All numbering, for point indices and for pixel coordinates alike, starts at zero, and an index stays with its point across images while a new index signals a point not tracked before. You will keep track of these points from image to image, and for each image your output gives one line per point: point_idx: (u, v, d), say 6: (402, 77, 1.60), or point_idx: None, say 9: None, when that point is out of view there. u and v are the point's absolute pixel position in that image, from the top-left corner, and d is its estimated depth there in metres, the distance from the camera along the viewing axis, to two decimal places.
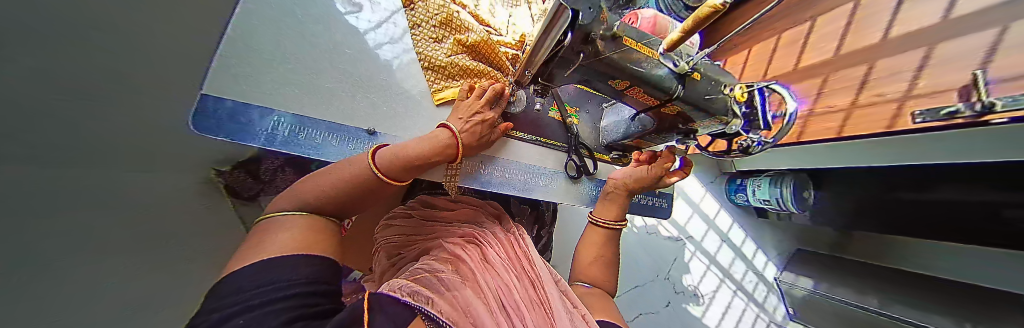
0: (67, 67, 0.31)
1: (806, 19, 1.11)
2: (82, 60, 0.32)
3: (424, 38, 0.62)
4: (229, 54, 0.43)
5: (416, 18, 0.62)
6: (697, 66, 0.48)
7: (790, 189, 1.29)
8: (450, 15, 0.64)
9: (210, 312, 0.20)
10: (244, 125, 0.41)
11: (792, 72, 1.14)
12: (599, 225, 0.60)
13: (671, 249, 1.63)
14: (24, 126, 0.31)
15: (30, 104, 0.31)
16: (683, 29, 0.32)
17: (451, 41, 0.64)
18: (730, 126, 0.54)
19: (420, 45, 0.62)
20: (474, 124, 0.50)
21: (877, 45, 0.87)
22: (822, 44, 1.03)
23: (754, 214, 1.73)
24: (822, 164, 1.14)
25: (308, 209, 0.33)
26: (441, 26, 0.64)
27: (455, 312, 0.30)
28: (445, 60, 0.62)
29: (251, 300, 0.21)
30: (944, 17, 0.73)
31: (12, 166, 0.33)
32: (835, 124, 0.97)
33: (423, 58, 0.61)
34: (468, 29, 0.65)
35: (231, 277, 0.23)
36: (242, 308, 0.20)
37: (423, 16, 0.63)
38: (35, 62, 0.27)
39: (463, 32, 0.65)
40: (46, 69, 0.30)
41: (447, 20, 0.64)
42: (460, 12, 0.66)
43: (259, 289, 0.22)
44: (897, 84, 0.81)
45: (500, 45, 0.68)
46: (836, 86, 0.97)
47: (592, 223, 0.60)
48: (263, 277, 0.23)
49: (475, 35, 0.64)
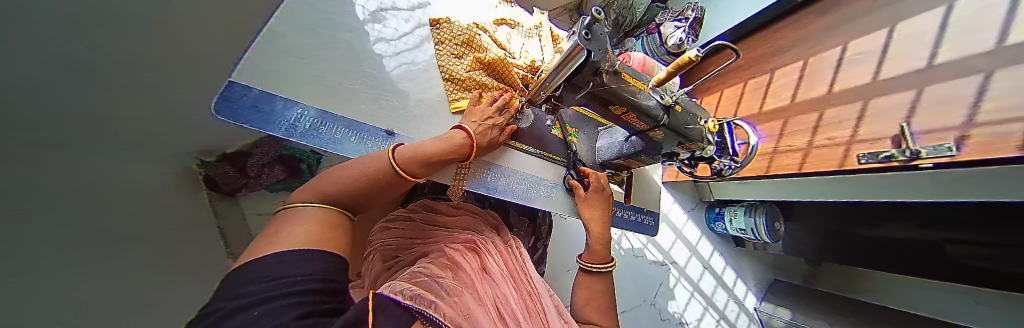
0: None
1: (767, 70, 1.28)
2: None
3: (446, 51, 0.68)
4: (262, 49, 0.46)
5: (440, 37, 0.69)
6: (678, 100, 0.56)
7: (761, 219, 1.39)
8: (472, 36, 0.71)
9: (223, 302, 0.19)
10: (268, 112, 0.43)
11: (758, 113, 1.27)
12: (594, 271, 0.59)
13: (657, 274, 1.65)
14: None
15: None
16: (668, 70, 0.38)
17: (470, 58, 0.70)
18: (704, 151, 0.61)
19: (442, 59, 0.67)
20: (487, 127, 0.55)
21: (824, 95, 1.02)
22: (780, 92, 1.19)
23: (733, 243, 1.80)
24: (790, 197, 1.26)
25: (325, 202, 0.34)
26: (462, 44, 0.71)
27: (454, 316, 0.30)
28: (464, 75, 0.67)
29: (263, 292, 0.20)
30: (874, 79, 0.90)
31: None
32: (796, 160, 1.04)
33: (444, 71, 0.66)
34: (487, 49, 0.72)
35: (249, 264, 0.23)
36: (256, 300, 0.19)
37: (447, 35, 0.70)
38: None
39: (482, 51, 0.71)
40: None
41: (468, 41, 0.71)
42: (481, 35, 0.74)
43: (272, 281, 0.22)
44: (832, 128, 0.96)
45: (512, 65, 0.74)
46: (795, 128, 1.09)
47: (585, 270, 0.60)
48: (277, 268, 0.23)
49: (492, 54, 0.71)
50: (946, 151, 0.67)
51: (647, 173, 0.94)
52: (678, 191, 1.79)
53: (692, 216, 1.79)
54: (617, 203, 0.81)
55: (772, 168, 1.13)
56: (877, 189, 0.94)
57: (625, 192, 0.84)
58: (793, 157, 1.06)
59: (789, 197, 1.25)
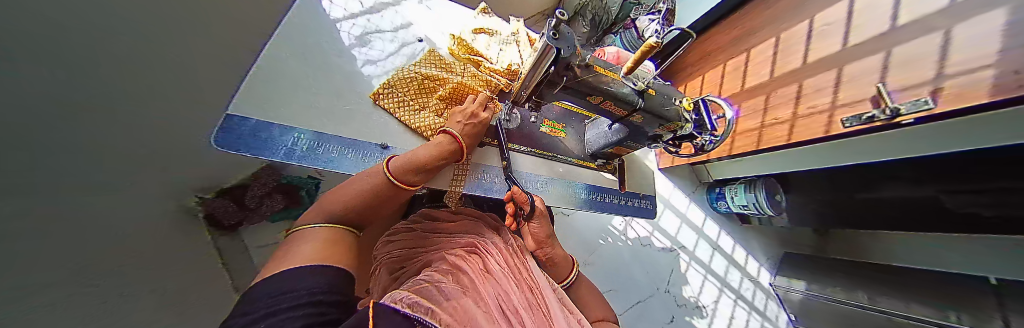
0: None
1: (743, 50, 1.33)
2: None
3: (405, 110, 0.61)
4: (256, 80, 0.48)
5: (389, 99, 0.60)
6: (651, 84, 0.58)
7: (762, 194, 1.41)
8: (423, 76, 0.65)
9: (230, 322, 0.19)
10: (265, 139, 0.44)
11: (741, 91, 1.32)
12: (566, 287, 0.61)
13: (666, 260, 1.65)
14: None
15: None
16: (635, 56, 0.40)
17: (433, 103, 0.64)
18: (683, 129, 0.62)
19: (405, 119, 0.60)
20: (471, 125, 0.55)
21: (799, 68, 1.07)
22: (759, 69, 1.23)
23: (737, 220, 1.81)
24: (784, 168, 1.28)
25: (331, 221, 0.35)
26: (416, 95, 0.64)
27: (453, 320, 0.31)
28: (439, 122, 0.62)
29: (266, 308, 0.20)
30: (844, 47, 0.94)
31: None
32: (783, 133, 1.07)
33: (417, 130, 0.60)
34: (442, 81, 0.66)
35: (259, 284, 0.24)
36: (260, 316, 0.19)
37: (395, 94, 0.61)
38: None
39: (438, 88, 0.66)
40: None
41: (419, 87, 0.64)
42: (428, 71, 0.67)
43: (274, 299, 0.21)
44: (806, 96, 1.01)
45: (492, 74, 0.76)
46: (777, 103, 1.12)
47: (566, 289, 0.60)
48: (280, 287, 0.23)
49: (451, 83, 0.66)
50: (923, 106, 0.68)
51: (638, 159, 0.96)
52: (676, 175, 1.81)
53: (693, 199, 1.81)
54: (613, 191, 0.82)
55: (761, 142, 1.16)
56: (869, 147, 0.96)
57: (619, 179, 0.85)
58: (782, 128, 1.08)
59: (785, 169, 1.27)
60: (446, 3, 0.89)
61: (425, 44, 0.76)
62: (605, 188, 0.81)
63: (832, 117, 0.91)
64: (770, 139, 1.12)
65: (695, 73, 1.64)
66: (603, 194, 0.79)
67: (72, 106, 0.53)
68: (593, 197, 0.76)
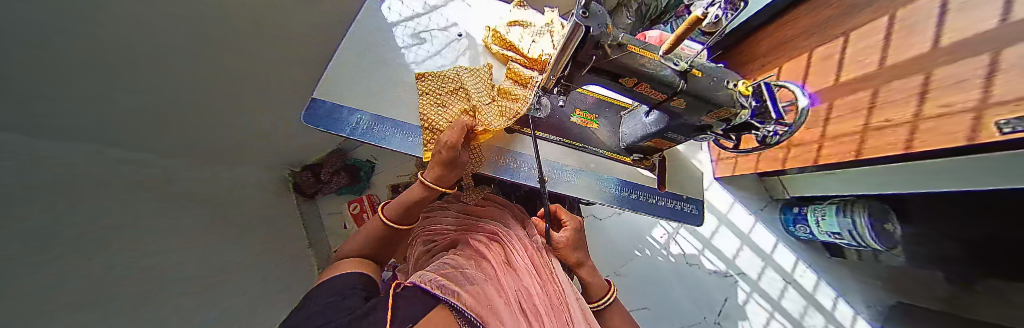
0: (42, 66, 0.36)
1: (840, 33, 0.97)
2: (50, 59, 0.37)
3: (429, 100, 0.63)
4: (332, 73, 0.61)
5: (424, 89, 0.65)
6: (696, 63, 0.43)
7: (863, 219, 1.04)
8: (464, 82, 0.66)
9: (306, 306, 0.36)
10: (332, 120, 0.55)
11: (835, 86, 0.98)
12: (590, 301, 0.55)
13: (720, 286, 1.42)
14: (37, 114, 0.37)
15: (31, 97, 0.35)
16: (676, 32, 0.29)
17: (454, 106, 0.63)
18: (738, 118, 0.45)
19: (424, 108, 0.62)
20: (440, 153, 0.51)
21: (928, 53, 0.68)
22: (863, 58, 0.89)
23: (825, 253, 1.47)
24: (879, 188, 0.99)
25: (358, 255, 0.51)
26: (446, 93, 0.65)
27: (479, 305, 0.35)
28: (445, 125, 0.61)
29: (320, 300, 0.36)
30: (1006, 21, 0.51)
31: (50, 158, 0.40)
32: (901, 138, 0.74)
33: (424, 122, 0.61)
34: (472, 93, 0.64)
35: (319, 287, 0.40)
36: (316, 306, 0.35)
37: (431, 87, 0.65)
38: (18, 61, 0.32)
39: (470, 96, 0.65)
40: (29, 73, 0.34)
41: (455, 89, 0.65)
42: (470, 79, 0.67)
43: (324, 295, 0.37)
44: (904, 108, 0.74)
45: (514, 86, 0.70)
46: (888, 99, 0.78)
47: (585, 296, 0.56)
48: (329, 287, 0.39)
49: (477, 99, 0.63)
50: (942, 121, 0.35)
51: (685, 158, 0.86)
52: (738, 187, 1.59)
53: (760, 219, 1.55)
54: (650, 190, 0.75)
55: (824, 155, 1.01)
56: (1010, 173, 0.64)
57: (657, 177, 0.77)
58: (852, 141, 0.90)
59: (886, 190, 0.97)
60: (488, 0, 0.88)
61: (465, 39, 0.80)
62: (639, 184, 0.75)
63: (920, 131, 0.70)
64: (839, 154, 0.95)
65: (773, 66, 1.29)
66: (639, 192, 0.73)
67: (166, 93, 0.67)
68: (625, 193, 0.71)
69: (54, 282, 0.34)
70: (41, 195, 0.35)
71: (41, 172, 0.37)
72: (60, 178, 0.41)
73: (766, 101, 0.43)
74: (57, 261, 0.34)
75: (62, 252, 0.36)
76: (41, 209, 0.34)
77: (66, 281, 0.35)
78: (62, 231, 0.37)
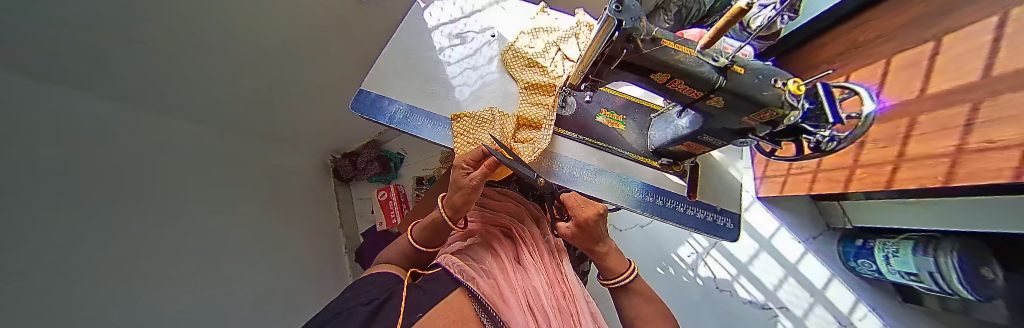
0: (35, 34, 0.36)
1: (930, 38, 0.73)
2: (47, 29, 0.37)
3: (465, 139, 0.63)
4: (378, 70, 0.71)
5: (457, 125, 0.64)
6: (738, 59, 0.40)
7: (952, 262, 0.82)
8: (496, 111, 0.65)
9: (340, 305, 0.40)
10: (376, 109, 0.66)
11: (920, 99, 0.75)
12: (609, 281, 0.52)
13: (757, 320, 1.26)
14: (30, 78, 0.37)
15: (22, 65, 0.35)
16: (715, 30, 0.27)
17: (488, 141, 0.62)
18: (788, 120, 0.40)
19: (457, 140, 0.63)
20: (456, 191, 0.49)
21: None
22: (958, 65, 0.65)
23: (896, 297, 1.24)
24: (973, 226, 0.80)
25: (386, 259, 0.54)
26: (481, 129, 0.64)
27: (492, 295, 0.45)
28: None
29: (349, 302, 0.40)
30: None
31: (62, 122, 0.41)
32: (1010, 170, 0.52)
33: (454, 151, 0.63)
34: (505, 126, 0.63)
35: (352, 287, 0.45)
36: (345, 307, 0.39)
37: (465, 122, 0.64)
38: (17, 30, 0.33)
39: (508, 130, 0.62)
40: (25, 41, 0.35)
41: (486, 119, 0.65)
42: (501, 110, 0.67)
43: (354, 296, 0.41)
44: (1014, 128, 0.51)
45: (534, 105, 0.67)
46: (996, 116, 0.55)
47: (606, 281, 0.52)
48: (360, 288, 0.43)
49: (506, 133, 0.62)
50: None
51: (723, 167, 0.79)
52: (786, 210, 1.42)
53: (812, 249, 1.36)
54: (679, 197, 0.70)
55: (852, 181, 0.96)
56: None
57: (688, 183, 0.72)
58: (882, 170, 0.86)
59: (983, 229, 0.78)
60: (523, 3, 0.89)
61: (500, 41, 0.81)
62: (667, 191, 0.70)
63: (959, 167, 0.64)
64: (868, 182, 0.90)
65: (846, 72, 1.05)
66: (665, 198, 0.69)
67: (209, 79, 0.74)
68: (651, 199, 0.68)
69: (70, 251, 0.38)
70: (46, 159, 0.37)
71: (50, 136, 0.38)
72: (78, 144, 0.43)
73: (823, 102, 0.38)
74: (53, 226, 0.36)
75: (60, 218, 0.37)
76: (43, 173, 0.36)
77: (61, 248, 0.36)
78: (69, 196, 0.39)
